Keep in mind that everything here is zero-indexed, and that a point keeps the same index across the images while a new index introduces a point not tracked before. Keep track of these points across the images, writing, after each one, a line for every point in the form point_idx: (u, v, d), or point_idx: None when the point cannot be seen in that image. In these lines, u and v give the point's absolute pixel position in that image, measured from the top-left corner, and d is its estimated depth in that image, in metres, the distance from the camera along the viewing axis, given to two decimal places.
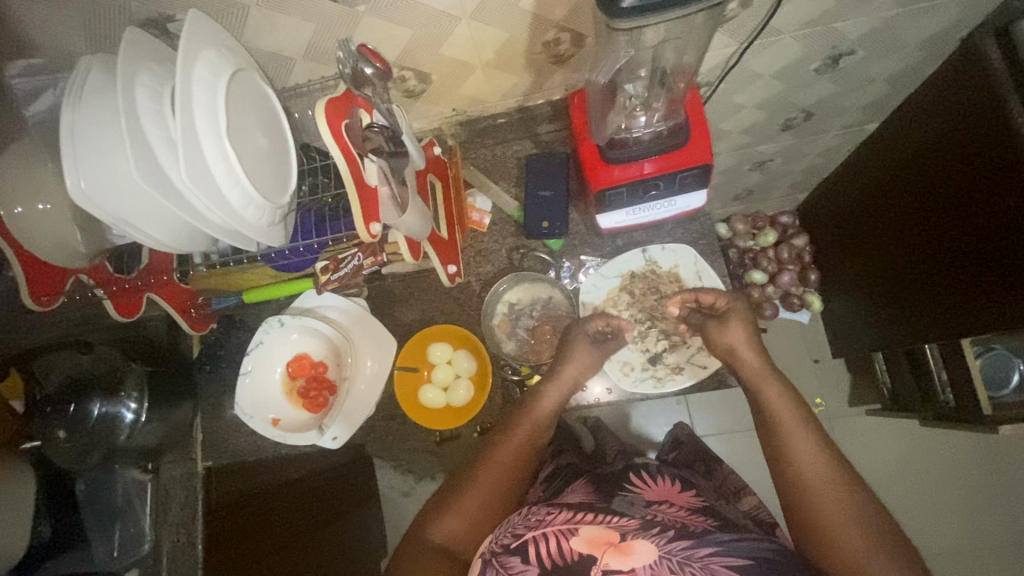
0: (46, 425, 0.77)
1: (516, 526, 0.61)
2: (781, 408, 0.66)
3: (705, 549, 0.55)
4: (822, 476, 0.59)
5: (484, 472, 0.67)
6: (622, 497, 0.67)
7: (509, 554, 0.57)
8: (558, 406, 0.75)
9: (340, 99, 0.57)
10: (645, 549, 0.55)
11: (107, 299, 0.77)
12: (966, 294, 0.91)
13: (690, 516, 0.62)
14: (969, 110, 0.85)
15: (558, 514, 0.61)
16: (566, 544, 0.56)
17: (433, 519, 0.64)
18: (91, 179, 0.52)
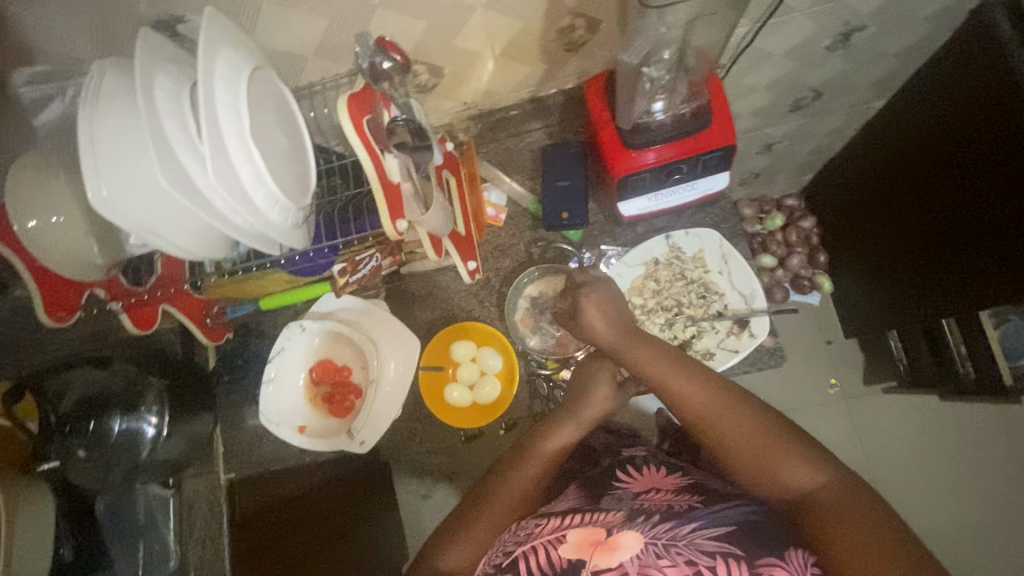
0: (64, 445, 0.75)
1: (508, 544, 0.62)
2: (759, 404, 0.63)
3: (690, 526, 0.55)
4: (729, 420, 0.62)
5: (511, 482, 0.67)
6: (611, 495, 0.65)
7: (500, 573, 0.58)
8: (595, 402, 0.74)
9: (361, 93, 0.56)
10: (631, 541, 0.55)
11: (123, 313, 0.75)
12: (984, 267, 0.91)
13: (675, 497, 0.61)
14: (982, 81, 0.85)
15: (547, 524, 0.61)
16: (555, 553, 0.56)
17: (442, 547, 0.63)
18: (113, 187, 0.50)
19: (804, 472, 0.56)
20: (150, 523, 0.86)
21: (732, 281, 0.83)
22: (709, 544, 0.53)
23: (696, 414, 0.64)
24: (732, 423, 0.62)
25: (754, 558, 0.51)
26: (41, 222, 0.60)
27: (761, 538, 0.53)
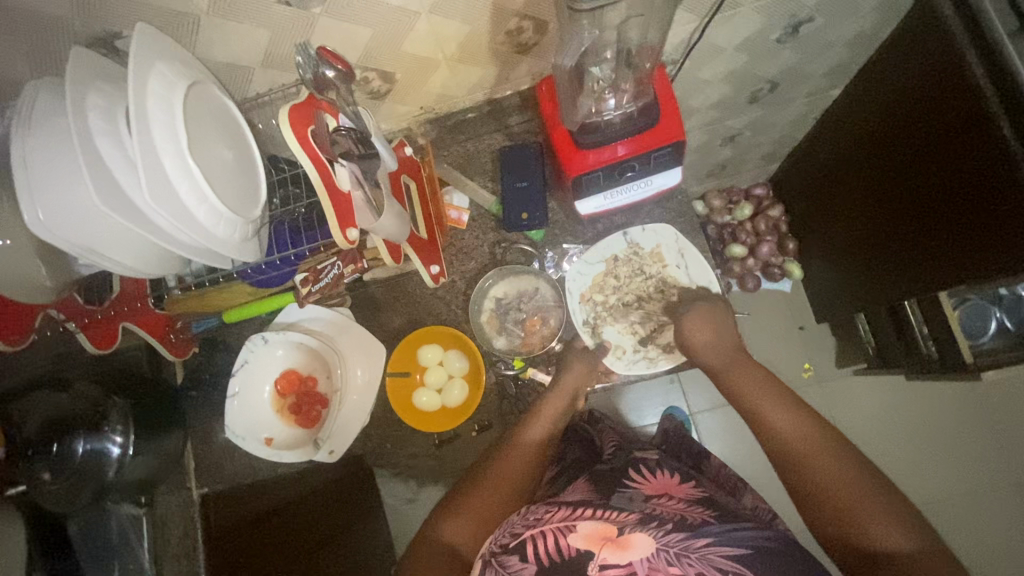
0: (29, 469, 0.73)
1: (516, 527, 0.62)
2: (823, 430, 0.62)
3: (701, 541, 0.55)
4: (826, 461, 0.59)
5: (499, 478, 0.68)
6: (622, 493, 0.66)
7: (508, 554, 0.57)
8: (559, 410, 0.77)
9: (303, 104, 0.56)
10: (643, 543, 0.55)
11: (79, 332, 0.75)
12: (938, 248, 0.93)
13: (688, 508, 0.62)
14: (928, 66, 0.86)
15: (556, 511, 0.61)
16: (563, 541, 0.56)
17: (439, 525, 0.64)
18: (49, 209, 0.50)
19: (893, 533, 0.53)
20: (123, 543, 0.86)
21: (689, 275, 0.84)
22: (722, 562, 0.53)
23: (793, 450, 0.62)
24: (832, 464, 0.59)
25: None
26: None
27: (778, 563, 0.54)
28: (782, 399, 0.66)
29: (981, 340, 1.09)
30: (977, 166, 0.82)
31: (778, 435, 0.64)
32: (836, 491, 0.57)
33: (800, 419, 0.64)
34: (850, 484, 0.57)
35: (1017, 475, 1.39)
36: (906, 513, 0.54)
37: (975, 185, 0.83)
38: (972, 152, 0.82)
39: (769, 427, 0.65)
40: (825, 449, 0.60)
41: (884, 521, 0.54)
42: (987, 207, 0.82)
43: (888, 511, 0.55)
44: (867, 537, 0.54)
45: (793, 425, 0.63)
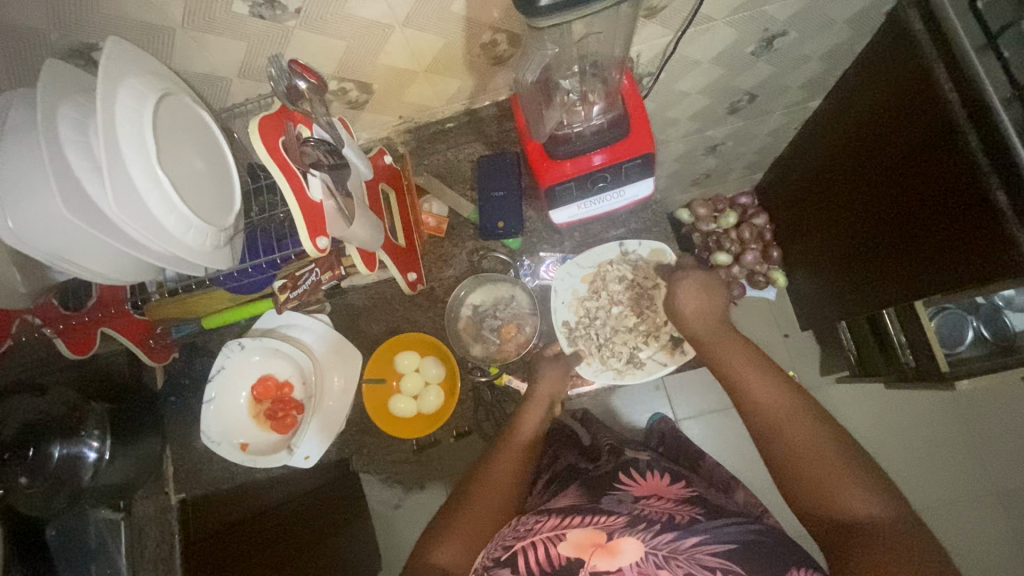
0: (3, 474, 0.73)
1: (507, 539, 0.63)
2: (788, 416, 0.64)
3: (691, 539, 0.56)
4: (800, 436, 0.62)
5: (485, 493, 0.69)
6: (612, 496, 0.67)
7: (498, 566, 0.58)
8: (540, 424, 0.79)
9: (274, 115, 0.57)
10: (632, 547, 0.56)
11: (57, 337, 0.75)
12: (912, 259, 0.94)
13: (676, 507, 0.63)
14: (900, 81, 0.87)
15: (546, 521, 0.63)
16: (553, 550, 0.57)
17: (433, 545, 0.64)
18: (20, 219, 0.51)
19: (862, 500, 0.56)
20: (101, 547, 0.86)
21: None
22: (710, 560, 0.54)
23: (768, 415, 0.66)
24: (802, 434, 0.63)
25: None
26: None
27: (766, 556, 0.55)
28: (755, 369, 0.70)
29: (958, 348, 1.10)
30: (945, 180, 0.83)
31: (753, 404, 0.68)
32: (807, 467, 0.60)
33: (773, 389, 0.67)
34: (822, 457, 0.60)
35: (1000, 482, 1.40)
36: (874, 482, 0.58)
37: (944, 199, 0.84)
38: (939, 165, 0.83)
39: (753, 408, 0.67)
40: (793, 420, 0.64)
41: (856, 488, 0.57)
42: (954, 220, 0.83)
43: (862, 485, 0.58)
44: (835, 504, 0.57)
45: (770, 398, 0.67)
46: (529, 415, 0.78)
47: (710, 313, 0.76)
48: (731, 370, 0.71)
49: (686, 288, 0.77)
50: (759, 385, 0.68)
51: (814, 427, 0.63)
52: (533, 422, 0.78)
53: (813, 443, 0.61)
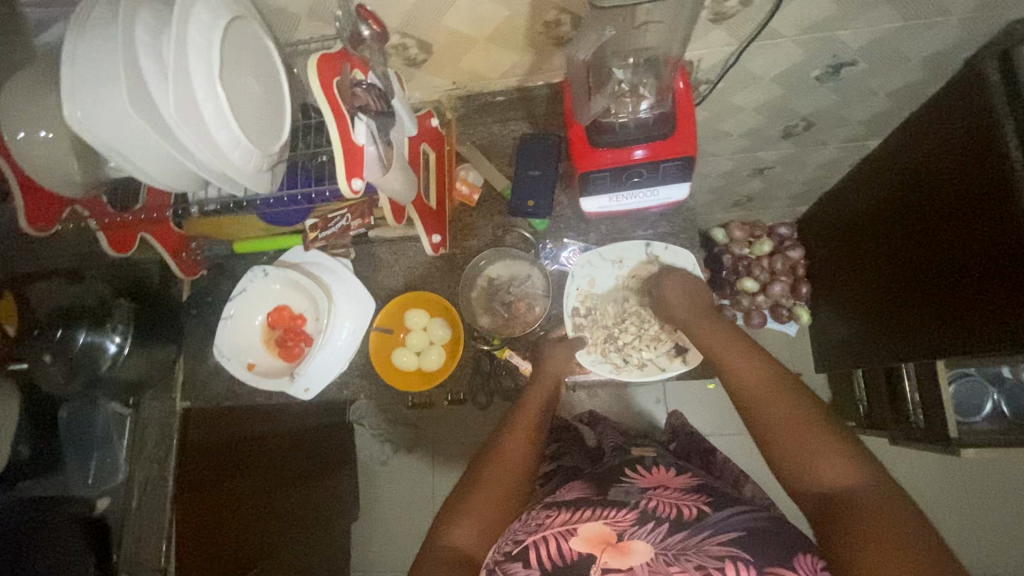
0: (28, 350, 0.77)
1: (517, 534, 0.64)
2: (762, 388, 0.67)
3: (699, 533, 0.59)
4: (778, 406, 0.64)
5: (493, 466, 0.68)
6: (619, 487, 0.69)
7: (511, 560, 0.60)
8: (549, 400, 0.77)
9: (334, 56, 0.60)
10: (641, 548, 0.58)
11: (100, 231, 0.81)
12: (943, 315, 0.92)
13: (683, 496, 0.65)
14: (966, 131, 0.85)
15: (557, 515, 0.64)
16: (565, 546, 0.59)
17: (447, 526, 0.63)
18: (88, 108, 0.55)
19: (839, 468, 0.57)
20: (105, 437, 0.92)
21: None
22: (718, 549, 0.57)
23: (750, 389, 0.67)
24: (781, 405, 0.64)
25: (763, 565, 0.54)
26: (29, 134, 0.67)
27: (774, 539, 0.57)
28: (737, 345, 0.72)
29: (975, 418, 1.06)
30: (993, 239, 0.80)
31: (732, 385, 0.70)
32: (789, 432, 0.62)
33: (751, 363, 0.70)
34: (802, 425, 0.62)
35: (995, 565, 1.35)
36: (851, 452, 0.58)
37: (988, 258, 0.81)
38: (990, 223, 0.80)
39: (735, 383, 0.69)
40: (770, 390, 0.66)
41: (837, 460, 0.58)
42: (994, 282, 0.80)
43: (840, 449, 0.59)
44: (821, 475, 0.58)
45: (746, 372, 0.69)
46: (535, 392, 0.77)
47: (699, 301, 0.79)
48: (727, 361, 0.71)
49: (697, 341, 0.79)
50: (737, 360, 0.71)
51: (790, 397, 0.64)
52: (535, 403, 0.77)
53: (791, 413, 0.63)
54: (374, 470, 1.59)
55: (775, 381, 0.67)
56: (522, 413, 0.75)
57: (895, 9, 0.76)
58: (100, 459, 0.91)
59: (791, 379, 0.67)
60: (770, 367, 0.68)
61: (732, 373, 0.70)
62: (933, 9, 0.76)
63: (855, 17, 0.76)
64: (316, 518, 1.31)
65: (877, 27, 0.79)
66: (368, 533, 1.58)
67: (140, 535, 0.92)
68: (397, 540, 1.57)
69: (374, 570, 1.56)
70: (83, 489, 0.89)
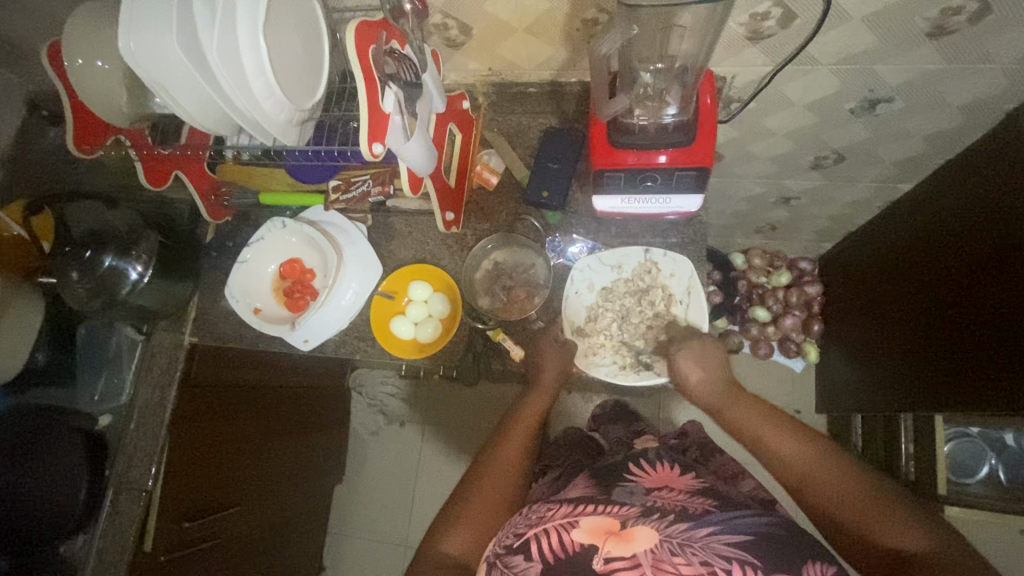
0: (64, 264, 0.85)
1: (519, 527, 0.65)
2: (810, 462, 0.66)
3: (704, 530, 0.59)
4: (833, 478, 0.64)
5: (487, 481, 0.73)
6: (623, 486, 0.69)
7: (511, 554, 0.61)
8: (543, 411, 0.81)
9: (372, 25, 0.62)
10: (644, 535, 0.59)
11: (138, 162, 0.88)
12: (952, 369, 0.90)
13: (690, 499, 0.65)
14: (998, 185, 0.83)
15: (559, 509, 0.65)
16: (566, 538, 0.60)
17: (442, 535, 0.68)
18: (139, 43, 0.58)
19: (911, 537, 0.58)
20: (117, 357, 0.97)
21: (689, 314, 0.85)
22: (724, 549, 0.57)
23: (798, 470, 0.66)
24: (834, 484, 0.64)
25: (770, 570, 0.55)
26: (87, 62, 0.74)
27: (780, 547, 0.58)
28: (771, 423, 0.71)
29: (968, 481, 1.04)
30: (1002, 300, 0.80)
31: (778, 466, 0.69)
32: (853, 506, 0.61)
33: (796, 443, 0.68)
34: (857, 497, 0.62)
35: None
36: (912, 514, 0.59)
37: (994, 319, 0.81)
38: (1000, 284, 0.80)
39: (785, 470, 0.68)
40: (819, 471, 0.65)
41: (902, 526, 0.59)
42: (998, 342, 0.80)
43: (905, 514, 0.59)
44: (888, 542, 0.58)
45: (791, 451, 0.68)
46: (536, 400, 0.80)
47: (717, 374, 0.79)
48: (764, 441, 0.71)
49: (685, 357, 0.80)
50: (778, 439, 0.70)
51: (851, 474, 0.64)
52: (536, 411, 0.80)
53: (854, 495, 0.62)
54: (364, 439, 1.63)
55: (820, 453, 0.67)
56: (520, 421, 0.79)
57: (936, 50, 0.75)
58: (108, 379, 0.96)
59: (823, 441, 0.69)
60: (807, 442, 0.68)
61: (773, 455, 0.69)
62: (973, 56, 0.75)
63: (894, 53, 0.76)
64: (299, 470, 1.34)
65: (917, 66, 0.78)
66: (351, 499, 1.62)
67: (134, 454, 0.94)
68: (376, 508, 1.60)
69: (350, 534, 1.60)
70: (88, 405, 0.96)
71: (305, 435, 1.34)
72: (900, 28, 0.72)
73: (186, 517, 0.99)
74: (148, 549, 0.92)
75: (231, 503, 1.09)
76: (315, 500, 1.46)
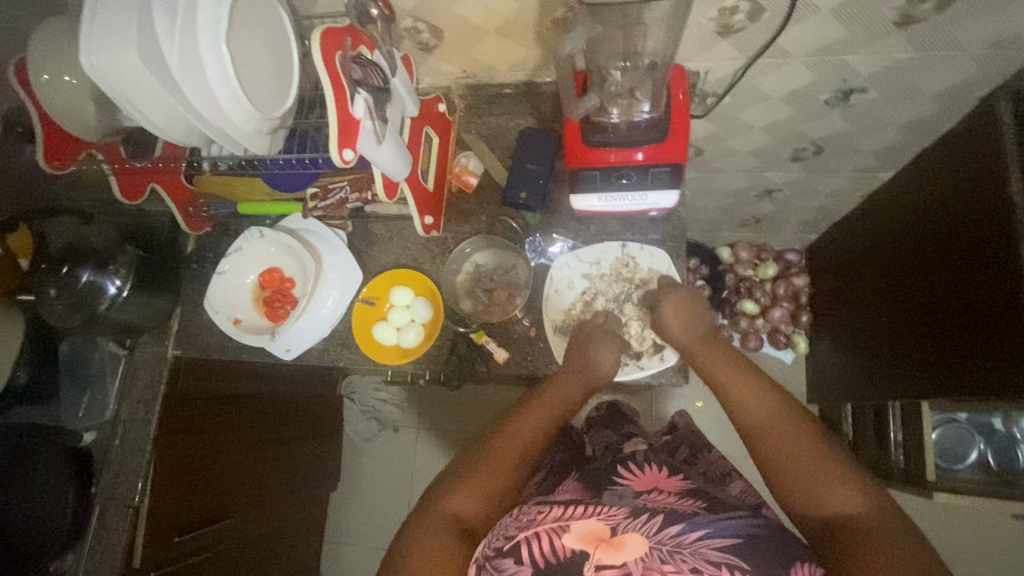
0: (42, 281, 0.84)
1: (508, 530, 0.64)
2: (773, 411, 0.69)
3: (694, 534, 0.58)
4: (788, 432, 0.67)
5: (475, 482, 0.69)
6: (612, 490, 0.69)
7: (502, 556, 0.60)
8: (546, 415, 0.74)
9: (338, 30, 0.62)
10: (635, 542, 0.58)
11: (111, 175, 0.86)
12: (937, 355, 0.90)
13: (679, 501, 0.65)
14: (972, 171, 0.83)
15: (548, 512, 0.64)
16: (557, 543, 0.59)
17: (435, 509, 0.65)
18: (101, 55, 0.57)
19: (848, 495, 0.60)
20: (100, 373, 0.96)
21: None
22: (713, 554, 0.56)
23: (760, 415, 0.69)
24: (790, 433, 0.66)
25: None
26: (54, 78, 0.74)
27: (772, 549, 0.57)
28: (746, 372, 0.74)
29: (956, 466, 1.06)
30: (983, 285, 0.80)
31: (741, 410, 0.71)
32: (799, 462, 0.64)
33: (760, 390, 0.72)
34: (808, 454, 0.64)
35: None
36: (857, 476, 0.61)
37: (986, 303, 0.80)
38: (981, 268, 0.81)
39: (744, 412, 0.71)
40: (781, 419, 0.68)
41: (844, 487, 0.61)
42: (982, 328, 0.80)
43: (848, 480, 0.61)
44: (830, 504, 0.60)
45: (757, 397, 0.71)
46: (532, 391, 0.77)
47: (699, 322, 0.80)
48: (731, 386, 0.73)
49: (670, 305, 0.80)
50: (752, 394, 0.71)
51: (804, 430, 0.66)
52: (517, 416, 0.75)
53: (805, 450, 0.64)
54: (358, 446, 1.63)
55: (781, 409, 0.69)
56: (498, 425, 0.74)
57: (906, 39, 0.75)
58: (91, 396, 0.95)
59: (781, 390, 0.72)
60: (777, 394, 0.71)
61: (740, 398, 0.72)
62: (943, 42, 0.75)
63: (864, 44, 0.76)
64: (290, 479, 1.33)
65: (889, 55, 0.78)
66: (347, 506, 1.61)
67: (122, 470, 0.94)
68: (372, 514, 1.60)
69: (346, 541, 1.60)
70: (73, 421, 0.94)
71: (294, 443, 1.33)
72: (868, 19, 0.72)
73: (175, 532, 0.98)
74: (136, 565, 0.91)
75: (223, 515, 1.09)
76: (308, 508, 1.45)
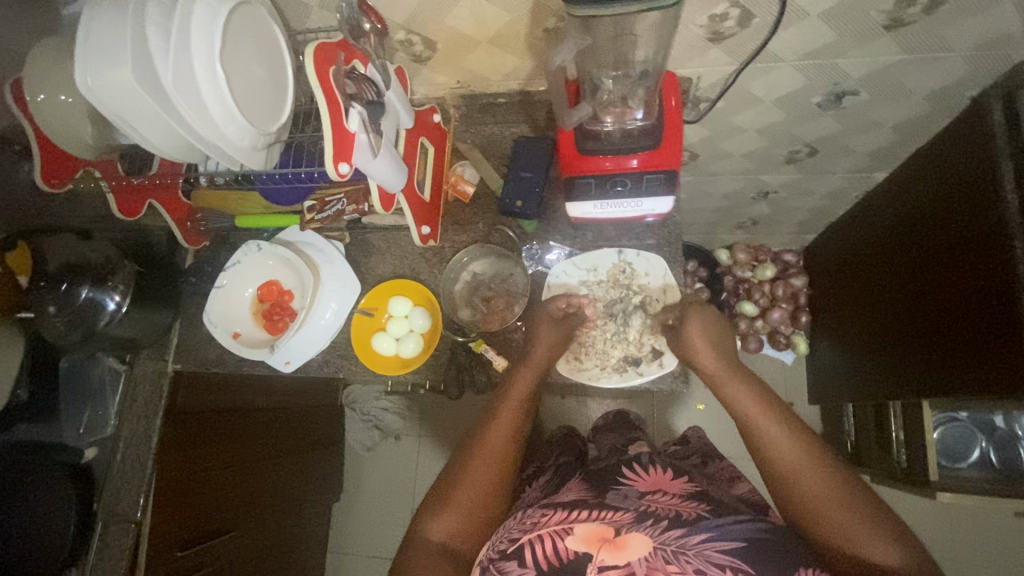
0: (40, 298, 0.83)
1: (512, 531, 0.65)
2: (799, 455, 0.66)
3: (699, 536, 0.58)
4: (815, 478, 0.64)
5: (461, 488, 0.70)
6: (617, 491, 0.69)
7: (505, 559, 0.61)
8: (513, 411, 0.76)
9: (333, 46, 0.63)
10: (639, 543, 0.58)
11: (109, 192, 0.87)
12: (936, 355, 0.90)
13: (682, 503, 0.65)
14: (966, 171, 0.83)
15: (553, 514, 0.65)
16: (561, 545, 0.60)
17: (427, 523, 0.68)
18: (95, 75, 0.58)
19: (880, 546, 0.58)
20: (100, 390, 0.95)
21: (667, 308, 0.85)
22: (718, 557, 0.56)
23: (785, 458, 0.67)
24: (818, 478, 0.64)
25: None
26: (49, 97, 0.75)
27: (774, 554, 0.57)
28: (771, 411, 0.71)
29: (958, 464, 1.05)
30: (981, 285, 0.80)
31: (764, 452, 0.69)
32: (828, 510, 0.61)
33: (786, 433, 0.69)
34: (838, 501, 0.62)
35: None
36: (887, 525, 0.59)
37: (984, 303, 0.80)
38: (978, 269, 0.81)
39: (768, 453, 0.68)
40: (810, 464, 0.65)
41: (877, 537, 0.59)
42: (981, 329, 0.80)
43: (880, 529, 0.59)
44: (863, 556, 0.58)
45: (778, 438, 0.69)
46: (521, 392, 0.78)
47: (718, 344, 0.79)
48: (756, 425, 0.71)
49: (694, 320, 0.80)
50: (775, 433, 0.69)
51: (833, 476, 0.64)
52: (507, 424, 0.75)
53: (833, 497, 0.62)
54: (360, 455, 1.63)
55: (808, 449, 0.67)
56: (489, 435, 0.73)
57: (895, 42, 0.76)
58: (92, 410, 0.94)
59: (806, 430, 0.69)
60: (803, 433, 0.69)
61: (766, 439, 0.69)
62: (931, 44, 0.76)
63: (853, 47, 0.77)
64: (293, 489, 1.33)
65: (878, 58, 0.79)
66: (350, 516, 1.61)
67: (122, 487, 0.93)
68: (376, 524, 1.60)
69: (350, 551, 1.59)
70: (75, 440, 0.93)
71: (295, 454, 1.33)
72: (856, 23, 0.72)
73: (178, 547, 0.98)
74: None
75: (226, 529, 1.09)
76: (311, 519, 1.45)
